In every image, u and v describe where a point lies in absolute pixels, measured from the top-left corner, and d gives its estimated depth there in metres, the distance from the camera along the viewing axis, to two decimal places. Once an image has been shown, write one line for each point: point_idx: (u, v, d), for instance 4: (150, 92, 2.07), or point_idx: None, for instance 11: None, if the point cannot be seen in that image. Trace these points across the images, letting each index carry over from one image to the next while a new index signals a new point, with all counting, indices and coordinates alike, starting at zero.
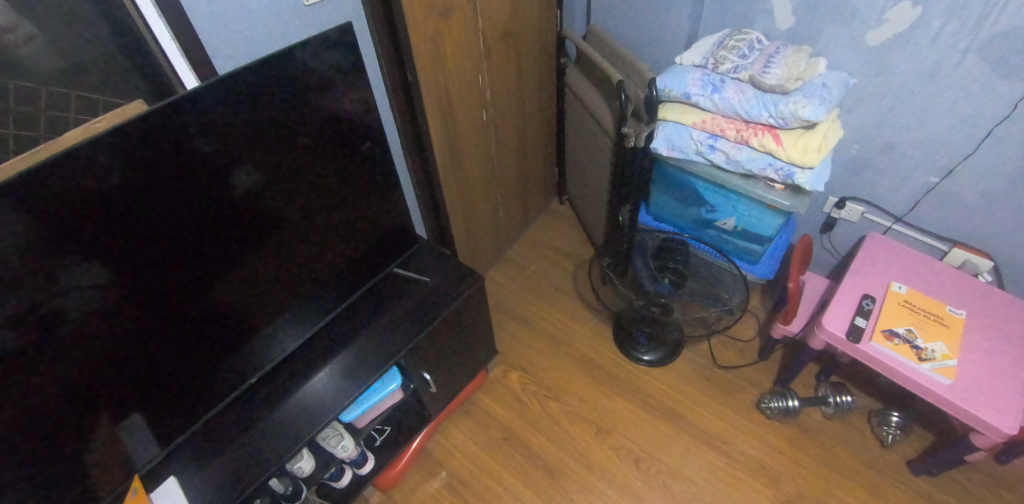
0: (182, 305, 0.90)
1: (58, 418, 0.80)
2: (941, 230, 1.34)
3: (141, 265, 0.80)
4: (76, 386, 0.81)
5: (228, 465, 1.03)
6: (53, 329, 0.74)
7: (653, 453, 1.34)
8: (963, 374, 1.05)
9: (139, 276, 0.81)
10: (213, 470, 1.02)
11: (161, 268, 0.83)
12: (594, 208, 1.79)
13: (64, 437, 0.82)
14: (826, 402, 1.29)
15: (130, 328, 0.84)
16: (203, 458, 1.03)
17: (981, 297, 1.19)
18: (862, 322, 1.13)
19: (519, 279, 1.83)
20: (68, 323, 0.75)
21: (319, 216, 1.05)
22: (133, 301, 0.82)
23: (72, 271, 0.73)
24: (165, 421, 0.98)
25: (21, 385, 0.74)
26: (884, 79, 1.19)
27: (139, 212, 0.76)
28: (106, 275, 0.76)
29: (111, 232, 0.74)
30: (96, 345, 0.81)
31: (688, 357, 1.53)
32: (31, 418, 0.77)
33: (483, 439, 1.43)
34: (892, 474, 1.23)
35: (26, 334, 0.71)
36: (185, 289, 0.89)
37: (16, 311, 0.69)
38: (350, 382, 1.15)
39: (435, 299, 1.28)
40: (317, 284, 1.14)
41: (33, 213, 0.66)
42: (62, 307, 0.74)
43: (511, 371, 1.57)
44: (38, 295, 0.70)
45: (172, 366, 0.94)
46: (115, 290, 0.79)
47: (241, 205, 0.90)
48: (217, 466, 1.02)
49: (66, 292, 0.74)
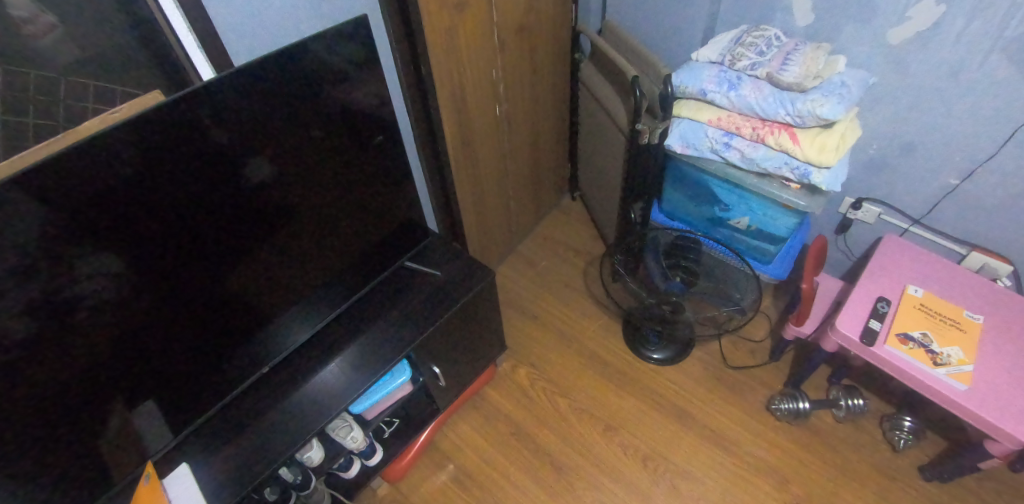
0: (197, 294, 0.91)
1: (74, 403, 0.82)
2: (960, 233, 1.32)
3: (155, 255, 0.81)
4: (92, 372, 0.82)
5: (239, 453, 1.04)
6: (70, 316, 0.76)
7: (659, 452, 1.34)
8: (979, 380, 1.03)
9: (156, 265, 0.82)
10: (224, 458, 1.04)
11: (177, 258, 0.85)
12: (606, 205, 1.78)
13: (80, 422, 0.84)
14: (837, 404, 1.28)
15: (146, 316, 0.85)
16: (214, 445, 1.05)
17: (1000, 302, 1.16)
18: (876, 325, 1.11)
19: (529, 275, 1.83)
20: (84, 310, 0.77)
21: (332, 208, 1.06)
22: (149, 290, 0.83)
23: (88, 260, 0.74)
24: (179, 408, 0.99)
25: (39, 370, 0.75)
26: (905, 78, 1.17)
27: (155, 201, 0.77)
28: (122, 264, 0.78)
29: (127, 222, 0.75)
30: (112, 332, 0.82)
31: (698, 356, 1.52)
32: (48, 402, 0.79)
33: (491, 433, 1.43)
34: (902, 479, 1.21)
35: (43, 321, 0.73)
36: (200, 279, 0.90)
37: (35, 297, 0.70)
38: (360, 373, 1.16)
39: (445, 293, 1.28)
40: (330, 276, 1.15)
41: (51, 202, 0.67)
42: (79, 294, 0.75)
43: (519, 366, 1.57)
44: (55, 282, 0.72)
45: (188, 354, 0.96)
46: (133, 278, 0.80)
47: (254, 197, 0.90)
48: (228, 454, 1.04)
49: (82, 281, 0.75)
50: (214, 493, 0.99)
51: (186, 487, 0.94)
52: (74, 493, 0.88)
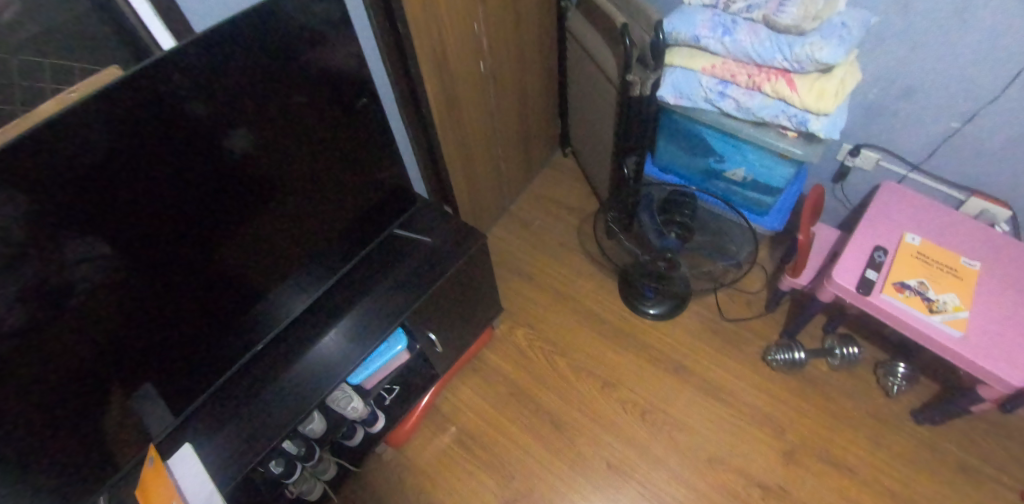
0: (189, 274, 0.89)
1: (75, 387, 0.82)
2: (960, 178, 1.29)
3: (142, 236, 0.78)
4: (88, 356, 0.81)
5: (243, 427, 1.05)
6: (62, 303, 0.74)
7: (657, 405, 1.36)
8: (974, 326, 1.03)
9: (144, 247, 0.80)
10: (228, 433, 1.05)
11: (165, 239, 0.82)
12: (598, 161, 1.73)
13: (83, 405, 0.84)
14: (833, 353, 1.30)
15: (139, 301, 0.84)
16: (218, 420, 1.06)
17: (998, 248, 1.15)
18: (873, 275, 1.10)
19: (522, 235, 1.80)
20: (75, 296, 0.75)
21: (319, 177, 1.02)
22: (139, 274, 0.81)
23: (73, 246, 0.71)
24: (179, 387, 1.00)
25: (35, 358, 0.74)
26: (908, 16, 1.10)
27: (137, 183, 0.73)
28: (109, 248, 0.75)
29: (109, 204, 0.72)
30: (107, 318, 0.81)
31: (694, 310, 1.52)
32: (49, 389, 0.78)
33: (492, 395, 1.45)
34: (894, 423, 1.24)
35: (34, 309, 0.70)
36: (190, 259, 0.88)
37: (23, 288, 0.68)
38: (357, 343, 1.16)
39: (438, 259, 1.26)
40: (319, 247, 1.12)
41: (26, 189, 0.63)
42: (69, 279, 0.73)
43: (516, 327, 1.58)
44: (42, 270, 0.69)
45: (183, 333, 0.95)
46: (123, 264, 0.78)
47: (239, 171, 0.87)
48: (233, 429, 1.05)
49: (70, 267, 0.72)
50: (219, 469, 1.00)
51: (190, 466, 0.96)
52: (83, 477, 0.89)
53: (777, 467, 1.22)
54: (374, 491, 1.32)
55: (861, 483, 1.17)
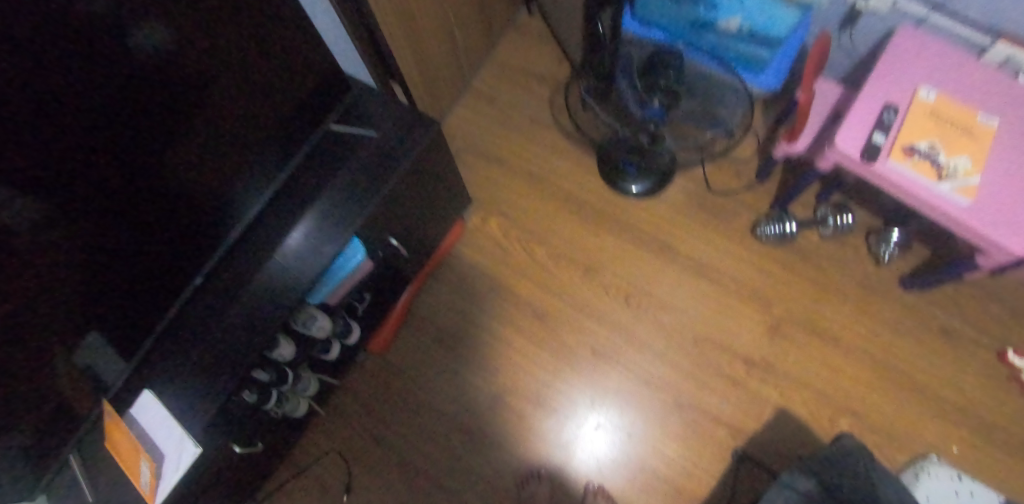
0: (112, 209, 0.73)
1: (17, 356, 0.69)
2: (989, 17, 1.10)
3: (35, 172, 0.59)
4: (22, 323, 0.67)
5: (210, 355, 0.98)
6: None
7: (641, 289, 1.32)
8: (984, 192, 0.95)
9: (41, 185, 0.61)
10: (194, 365, 0.97)
11: (66, 174, 0.64)
12: (570, 17, 1.47)
13: (34, 372, 0.72)
14: (825, 222, 1.23)
15: (66, 252, 0.69)
16: (184, 351, 0.98)
17: (1019, 98, 1.02)
18: (881, 140, 0.98)
19: (488, 114, 1.60)
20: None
21: (241, 62, 0.80)
22: (52, 222, 0.65)
23: None
24: (129, 330, 0.88)
25: None
26: None
27: (8, 112, 0.53)
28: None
29: None
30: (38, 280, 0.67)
31: (679, 186, 1.41)
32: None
33: (470, 293, 1.39)
34: (882, 291, 1.22)
35: None
36: (105, 190, 0.71)
37: None
38: (315, 250, 1.03)
39: (393, 148, 1.09)
40: (258, 151, 0.94)
41: None
42: None
43: (490, 219, 1.46)
44: None
45: (122, 274, 0.81)
46: (29, 213, 0.61)
47: (135, 64, 0.65)
48: (200, 358, 0.98)
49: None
50: (192, 411, 0.94)
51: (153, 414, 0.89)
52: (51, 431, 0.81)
53: (761, 339, 1.22)
54: (359, 397, 1.31)
55: (842, 348, 1.18)
